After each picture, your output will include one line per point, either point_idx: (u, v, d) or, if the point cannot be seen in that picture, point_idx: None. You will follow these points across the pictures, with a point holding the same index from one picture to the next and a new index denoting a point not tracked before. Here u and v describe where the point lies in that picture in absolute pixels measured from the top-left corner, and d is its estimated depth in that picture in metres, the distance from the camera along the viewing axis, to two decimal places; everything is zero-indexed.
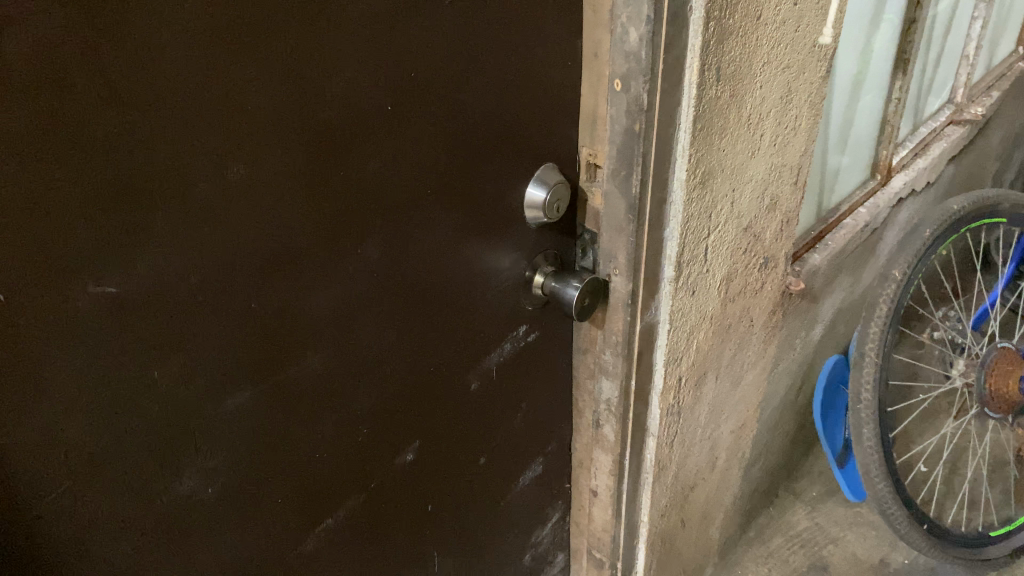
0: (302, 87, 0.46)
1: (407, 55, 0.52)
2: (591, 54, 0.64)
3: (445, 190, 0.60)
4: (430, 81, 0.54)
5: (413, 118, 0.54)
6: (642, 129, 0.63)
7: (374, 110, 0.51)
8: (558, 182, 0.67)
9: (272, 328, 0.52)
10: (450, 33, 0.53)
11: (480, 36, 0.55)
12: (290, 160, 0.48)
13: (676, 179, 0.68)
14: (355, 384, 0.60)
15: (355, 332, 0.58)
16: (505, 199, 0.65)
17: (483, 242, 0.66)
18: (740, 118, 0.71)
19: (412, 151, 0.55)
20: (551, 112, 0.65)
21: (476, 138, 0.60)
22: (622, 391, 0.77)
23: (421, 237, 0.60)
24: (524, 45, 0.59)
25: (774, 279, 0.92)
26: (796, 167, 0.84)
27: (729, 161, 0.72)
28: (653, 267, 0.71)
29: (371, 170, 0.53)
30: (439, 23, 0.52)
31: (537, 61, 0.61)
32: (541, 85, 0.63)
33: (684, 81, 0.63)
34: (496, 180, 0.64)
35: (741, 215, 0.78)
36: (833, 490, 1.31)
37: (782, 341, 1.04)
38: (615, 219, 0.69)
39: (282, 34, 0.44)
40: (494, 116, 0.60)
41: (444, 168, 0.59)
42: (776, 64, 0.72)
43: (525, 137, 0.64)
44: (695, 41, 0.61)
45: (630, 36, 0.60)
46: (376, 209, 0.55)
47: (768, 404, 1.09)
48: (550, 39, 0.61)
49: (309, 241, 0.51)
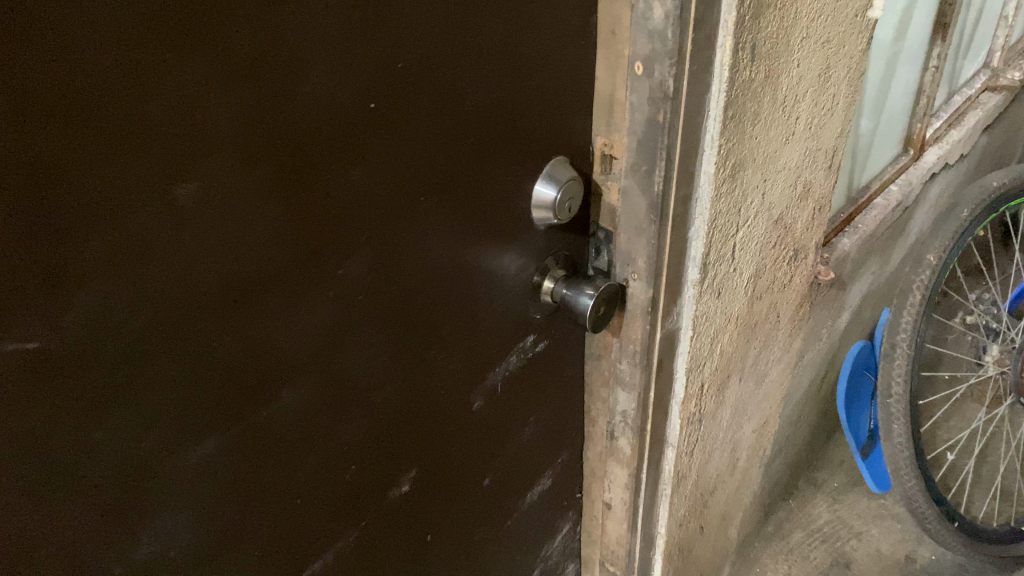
0: (266, 86, 0.38)
1: (392, 41, 0.43)
2: (608, 32, 0.56)
3: (442, 194, 0.52)
4: (420, 73, 0.46)
5: (401, 116, 0.46)
6: (667, 119, 0.55)
7: (355, 109, 0.43)
8: (570, 178, 0.59)
9: (240, 366, 0.44)
10: (443, 13, 0.45)
11: (479, 16, 0.47)
12: (254, 173, 0.40)
13: (703, 173, 0.60)
14: (343, 418, 0.53)
15: (341, 360, 0.51)
16: (510, 198, 0.58)
17: (486, 248, 0.58)
18: (775, 101, 0.63)
19: (400, 154, 0.47)
20: (562, 100, 0.57)
21: (477, 133, 0.52)
22: (640, 403, 0.70)
23: (415, 249, 0.52)
24: (530, 25, 0.51)
25: (803, 271, 0.84)
26: (831, 150, 0.76)
27: (762, 149, 0.64)
28: (676, 270, 0.64)
29: (353, 178, 0.45)
30: (429, 2, 0.44)
31: (546, 41, 0.53)
32: (550, 69, 0.55)
33: (715, 62, 0.55)
34: (501, 178, 0.56)
35: (772, 207, 0.70)
36: (855, 480, 1.24)
37: (809, 334, 0.96)
38: (634, 219, 0.61)
39: (240, 23, 0.36)
40: (497, 108, 0.52)
41: (440, 169, 0.51)
42: (816, 39, 0.63)
43: (533, 129, 0.56)
44: (728, 17, 0.53)
45: (654, 13, 0.51)
46: (360, 222, 0.47)
47: (792, 398, 1.02)
48: (561, 17, 0.53)
49: (281, 265, 0.44)
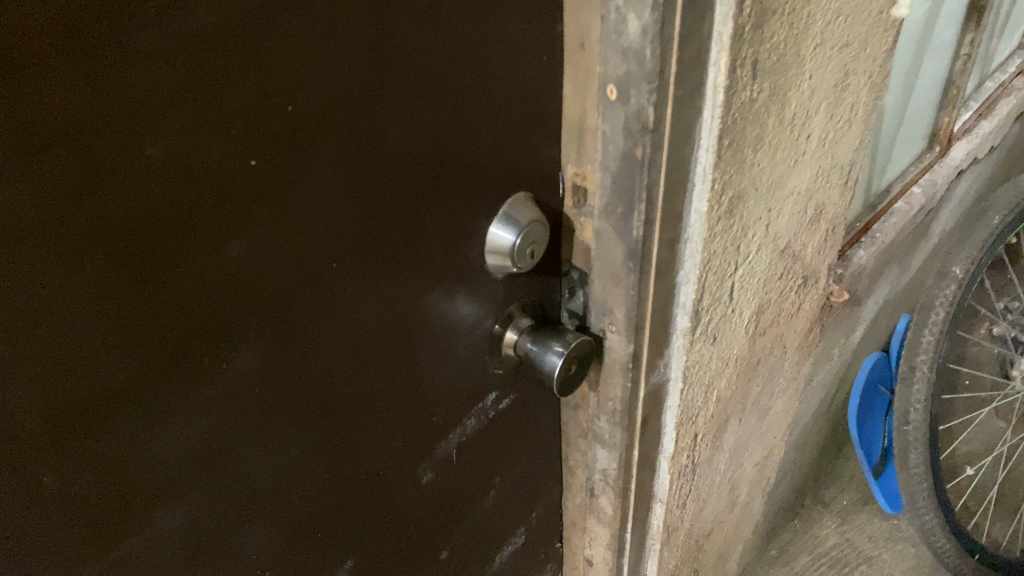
0: (85, 161, 0.28)
1: (278, 83, 0.33)
2: (576, 44, 0.46)
3: (364, 253, 0.42)
4: (321, 117, 0.36)
5: (299, 170, 0.36)
6: (646, 154, 0.45)
7: (229, 170, 0.33)
8: (533, 219, 0.49)
9: (92, 495, 0.35)
10: (348, 40, 0.35)
11: (401, 38, 0.37)
12: (78, 269, 0.30)
13: (693, 211, 0.50)
14: (248, 523, 0.44)
15: (241, 460, 0.41)
16: (460, 245, 0.48)
17: (431, 304, 0.48)
18: (782, 121, 0.52)
19: (299, 217, 0.37)
20: (520, 126, 0.47)
21: (407, 177, 0.42)
22: (622, 463, 0.61)
23: (331, 320, 0.42)
24: (472, 42, 0.41)
25: (814, 296, 0.74)
26: (848, 165, 0.66)
27: (766, 176, 0.54)
28: (662, 320, 0.54)
29: (232, 253, 0.35)
30: (327, 27, 0.34)
31: (494, 60, 0.43)
32: (502, 92, 0.44)
33: (707, 83, 0.45)
34: (444, 224, 0.46)
35: (777, 238, 0.60)
36: (867, 498, 1.16)
37: (819, 356, 0.86)
38: (610, 265, 0.51)
39: (28, 83, 0.25)
40: (433, 144, 0.42)
41: (360, 226, 0.41)
42: (832, 44, 0.53)
43: (483, 164, 0.46)
44: (722, 29, 0.43)
45: (627, 26, 0.41)
46: (248, 301, 0.37)
47: (799, 422, 0.93)
48: (513, 29, 0.43)
49: (135, 371, 0.34)
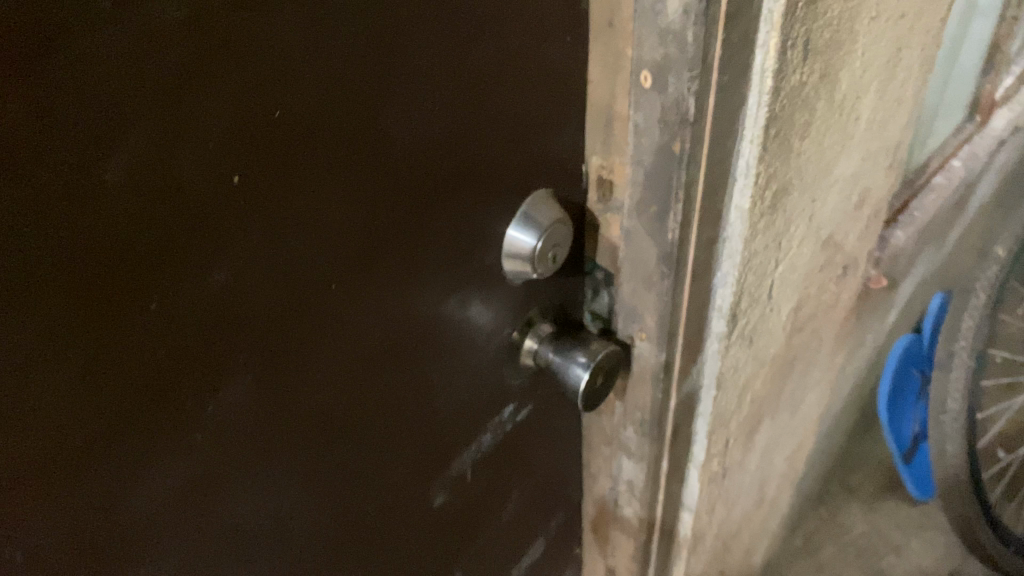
0: (29, 187, 0.23)
1: (262, 85, 0.28)
2: (603, 24, 0.40)
3: (367, 268, 0.37)
4: (310, 122, 0.30)
5: (290, 182, 0.31)
6: (685, 150, 0.39)
7: (207, 190, 0.28)
8: (555, 220, 0.44)
9: (65, 567, 0.30)
10: (343, 29, 0.30)
11: (404, 24, 0.32)
12: (30, 316, 0.25)
13: (734, 208, 0.45)
14: (242, 566, 0.39)
15: (234, 505, 0.37)
16: (474, 252, 0.43)
17: (443, 318, 0.44)
18: (833, 104, 0.47)
19: (289, 237, 0.32)
20: (540, 117, 0.42)
21: (414, 181, 0.37)
22: (650, 475, 0.57)
23: (332, 344, 0.38)
24: (485, 25, 0.36)
25: (852, 286, 0.69)
26: (895, 145, 0.60)
27: (813, 165, 0.49)
28: (697, 326, 0.49)
29: (215, 282, 0.30)
30: (318, 16, 0.28)
31: (511, 44, 0.37)
32: (520, 80, 0.39)
33: (754, 67, 0.39)
34: (457, 230, 0.41)
35: (820, 229, 0.55)
36: (895, 483, 1.11)
37: (853, 344, 0.81)
38: (640, 268, 0.46)
39: None
40: (443, 143, 0.37)
41: (362, 238, 0.36)
42: (888, 15, 0.47)
43: (500, 162, 0.41)
44: (773, 5, 0.37)
45: (665, 5, 0.36)
46: (238, 333, 0.33)
47: (829, 412, 0.88)
48: (531, 8, 0.37)
49: (106, 426, 0.29)
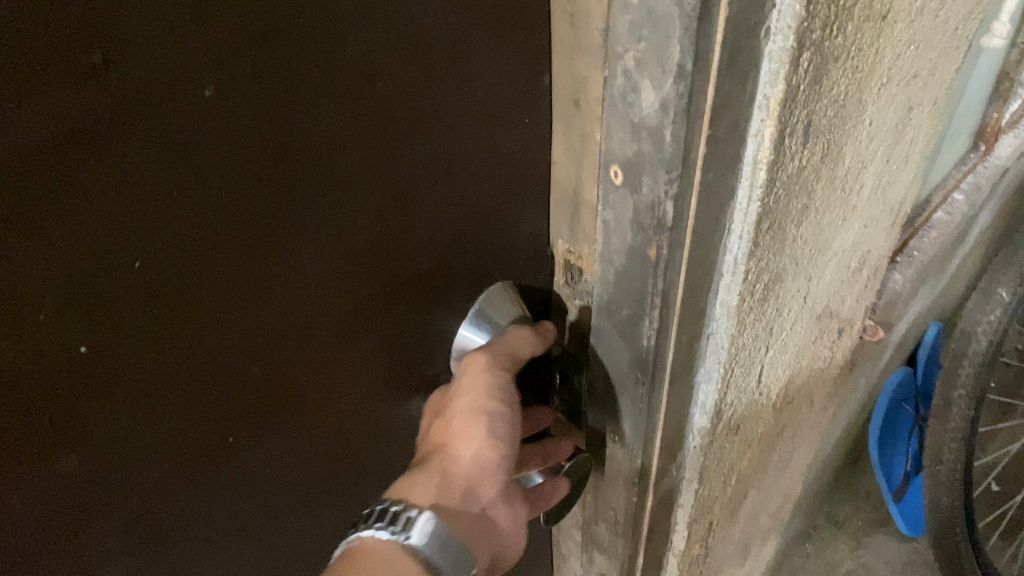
0: None
1: (112, 233, 0.22)
2: (568, 102, 0.34)
3: (283, 409, 0.31)
4: (186, 266, 0.24)
5: (165, 336, 0.25)
6: (662, 256, 0.33)
7: (40, 367, 0.22)
8: (514, 319, 0.39)
9: None
10: (223, 152, 0.24)
11: (302, 130, 0.26)
12: None
13: (720, 304, 0.39)
14: None
15: None
16: (417, 359, 0.37)
17: (381, 433, 0.38)
18: (835, 180, 0.41)
19: (171, 397, 0.26)
20: (495, 206, 0.36)
21: (336, 304, 0.31)
22: (623, 571, 0.51)
23: (245, 499, 0.31)
24: (419, 115, 0.29)
25: (847, 343, 0.64)
26: (900, 203, 0.54)
27: (809, 246, 0.43)
28: (676, 426, 0.43)
29: (70, 470, 0.24)
30: (187, 142, 0.22)
31: (454, 132, 0.31)
32: (468, 169, 0.33)
33: (746, 158, 0.33)
34: (395, 340, 0.35)
35: (815, 304, 0.49)
36: (884, 517, 1.07)
37: (846, 393, 0.76)
38: (612, 370, 0.40)
39: None
40: (370, 255, 0.31)
41: (272, 379, 0.30)
42: (900, 78, 0.41)
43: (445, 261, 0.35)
44: (770, 91, 0.31)
45: (639, 96, 0.29)
46: (111, 518, 0.26)
47: (819, 459, 0.83)
48: (479, 91, 0.31)
49: None
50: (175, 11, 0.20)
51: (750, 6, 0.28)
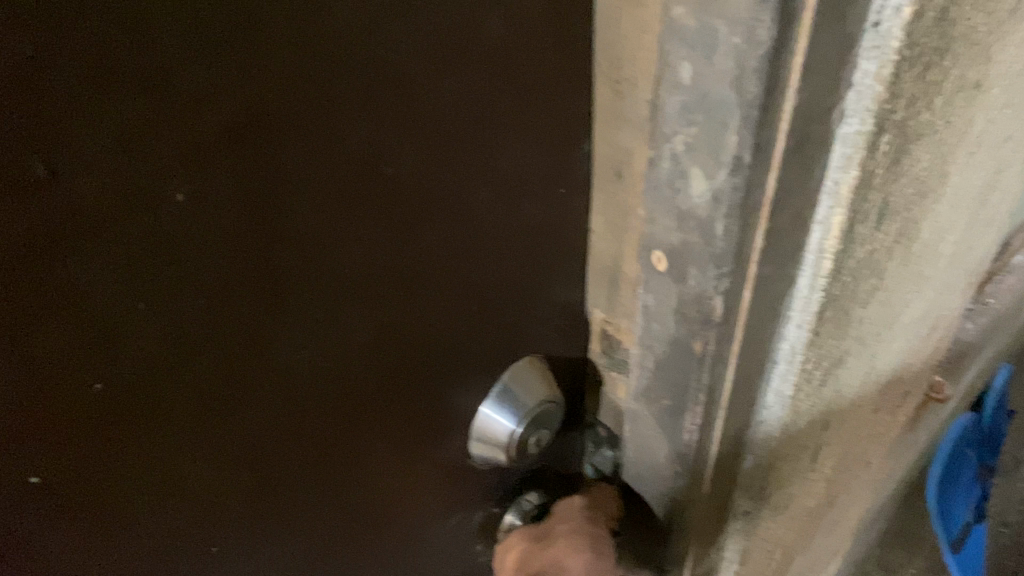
0: None
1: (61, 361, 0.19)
2: (609, 172, 0.30)
3: (276, 513, 0.28)
4: (158, 381, 0.21)
5: (129, 457, 0.22)
6: (708, 353, 0.29)
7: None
8: (542, 398, 0.35)
9: None
10: (204, 264, 0.20)
11: (303, 226, 0.22)
12: None
13: (772, 393, 0.35)
14: None
15: None
16: (433, 442, 0.34)
17: (394, 516, 0.35)
18: (910, 256, 0.37)
19: (139, 515, 0.23)
20: (528, 283, 0.32)
21: (337, 403, 0.28)
22: None
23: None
24: (443, 202, 0.26)
25: (909, 404, 0.59)
26: (978, 263, 0.50)
27: (876, 324, 0.39)
28: (717, 513, 0.40)
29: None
30: (158, 259, 0.19)
31: (482, 213, 0.28)
32: (497, 250, 0.29)
33: (808, 247, 0.29)
34: (411, 426, 0.32)
35: (877, 376, 0.45)
36: (938, 565, 1.01)
37: (905, 448, 0.71)
38: (648, 454, 0.36)
39: None
40: (380, 348, 0.28)
41: (262, 484, 0.27)
42: (990, 143, 0.37)
43: (467, 343, 0.31)
44: (841, 176, 0.27)
45: (688, 182, 0.26)
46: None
47: (872, 512, 0.78)
48: (513, 169, 0.27)
49: None
50: (138, 117, 0.17)
51: (822, 90, 0.24)
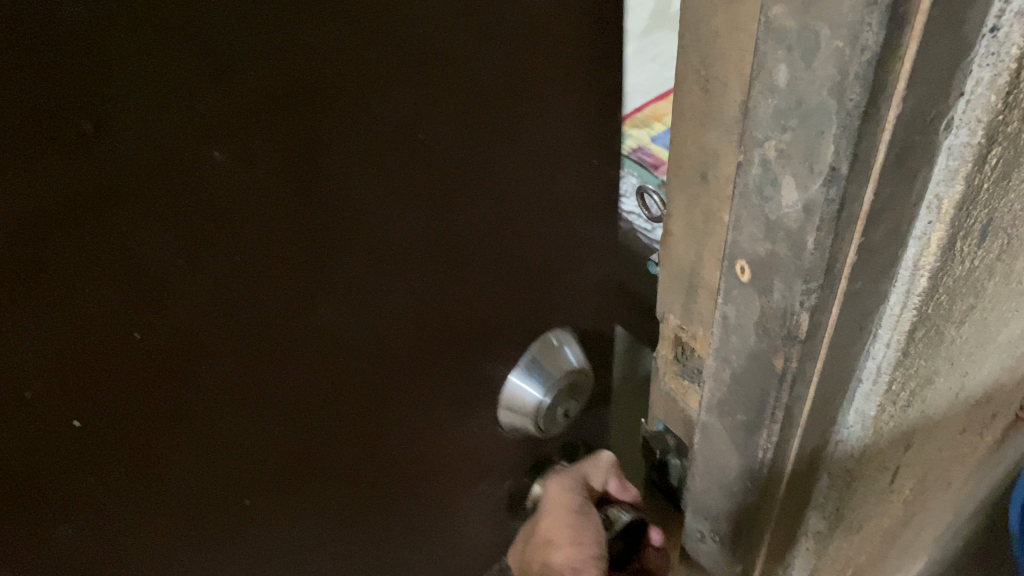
0: None
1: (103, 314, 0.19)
2: (693, 175, 0.29)
3: (312, 477, 0.28)
4: (194, 337, 0.21)
5: (168, 410, 0.22)
6: (790, 370, 0.28)
7: (27, 457, 0.19)
8: (569, 371, 0.35)
9: None
10: (246, 219, 0.20)
11: (341, 189, 0.22)
12: None
13: (856, 412, 0.33)
14: None
15: None
16: (462, 415, 0.34)
17: (420, 486, 0.35)
18: (1012, 276, 0.34)
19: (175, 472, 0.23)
20: (558, 257, 0.32)
21: (370, 373, 0.28)
22: None
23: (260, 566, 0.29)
24: (479, 167, 0.25)
25: (996, 427, 0.56)
26: None
27: (969, 345, 0.36)
28: (786, 534, 0.38)
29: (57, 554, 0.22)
30: (201, 209, 0.19)
31: (519, 183, 0.27)
32: (532, 220, 0.29)
33: (903, 262, 0.27)
34: (443, 397, 0.32)
35: (965, 397, 0.43)
36: None
37: (988, 471, 0.68)
38: (718, 468, 0.35)
39: None
40: (418, 317, 0.28)
41: (298, 450, 0.27)
42: None
43: (500, 317, 0.31)
44: (945, 190, 0.25)
45: (778, 190, 0.24)
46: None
47: (948, 535, 0.75)
48: (543, 136, 0.27)
49: None
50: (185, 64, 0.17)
51: (931, 98, 0.22)
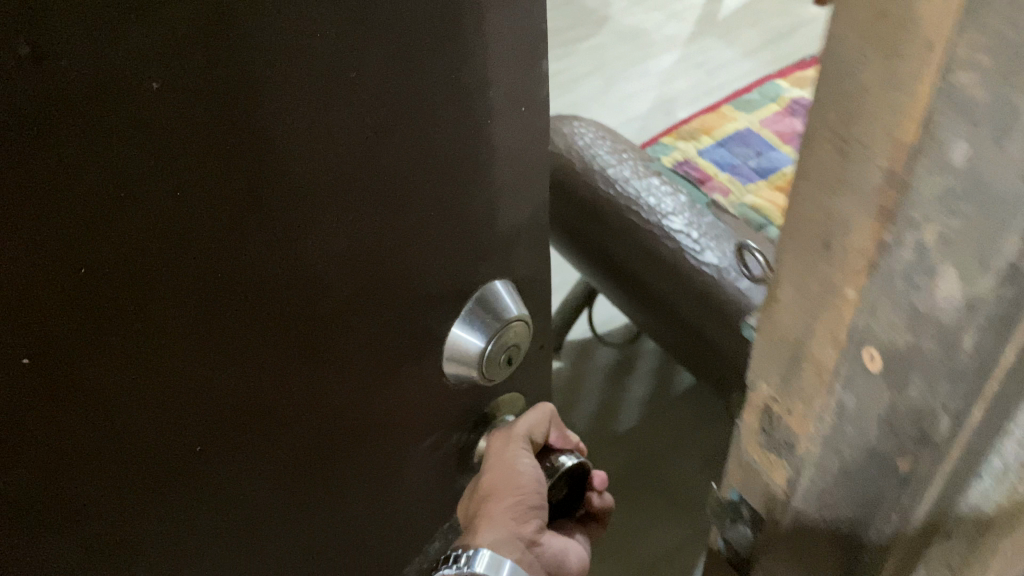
0: None
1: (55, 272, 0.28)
2: (815, 240, 0.26)
3: (292, 301, 0.38)
4: (221, 166, 0.31)
5: (193, 216, 0.31)
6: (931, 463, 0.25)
7: (103, 220, 0.28)
8: (496, 326, 0.54)
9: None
10: (258, 80, 0.30)
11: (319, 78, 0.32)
12: None
13: (966, 509, 0.26)
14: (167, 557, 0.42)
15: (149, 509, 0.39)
16: (409, 282, 0.45)
17: (374, 340, 0.46)
18: None
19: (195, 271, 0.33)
20: (471, 164, 0.44)
21: (337, 223, 0.38)
22: None
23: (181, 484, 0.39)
24: (326, 157, 0.35)
25: None
26: None
27: None
28: None
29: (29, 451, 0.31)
30: (228, 65, 0.29)
31: (440, 94, 0.39)
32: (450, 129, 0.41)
33: None
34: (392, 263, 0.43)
35: None
36: None
37: None
38: (813, 541, 0.33)
39: None
40: (371, 185, 0.38)
41: (284, 275, 0.37)
42: None
43: (430, 204, 0.43)
44: None
45: (938, 280, 0.22)
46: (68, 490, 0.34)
47: None
48: (456, 61, 0.38)
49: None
50: None
51: None
